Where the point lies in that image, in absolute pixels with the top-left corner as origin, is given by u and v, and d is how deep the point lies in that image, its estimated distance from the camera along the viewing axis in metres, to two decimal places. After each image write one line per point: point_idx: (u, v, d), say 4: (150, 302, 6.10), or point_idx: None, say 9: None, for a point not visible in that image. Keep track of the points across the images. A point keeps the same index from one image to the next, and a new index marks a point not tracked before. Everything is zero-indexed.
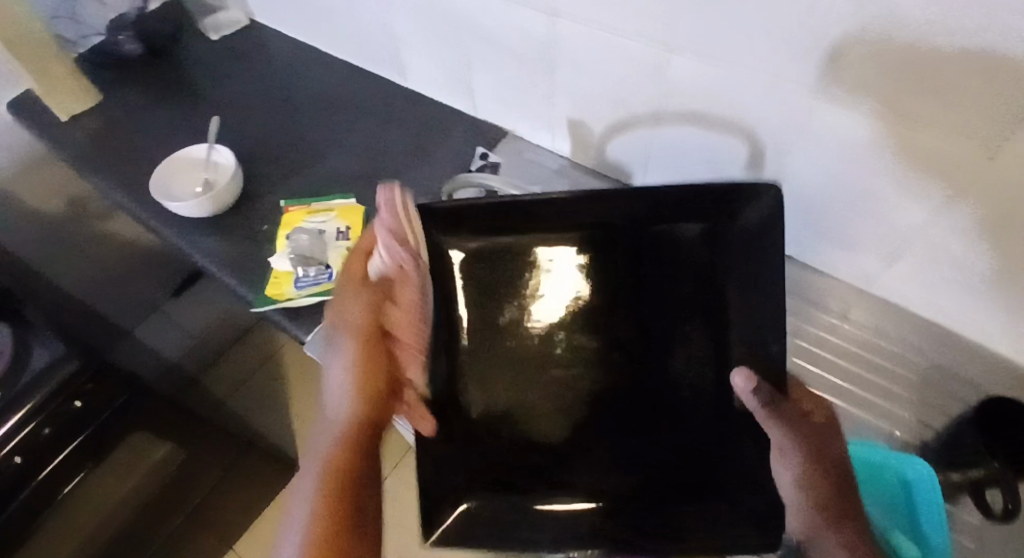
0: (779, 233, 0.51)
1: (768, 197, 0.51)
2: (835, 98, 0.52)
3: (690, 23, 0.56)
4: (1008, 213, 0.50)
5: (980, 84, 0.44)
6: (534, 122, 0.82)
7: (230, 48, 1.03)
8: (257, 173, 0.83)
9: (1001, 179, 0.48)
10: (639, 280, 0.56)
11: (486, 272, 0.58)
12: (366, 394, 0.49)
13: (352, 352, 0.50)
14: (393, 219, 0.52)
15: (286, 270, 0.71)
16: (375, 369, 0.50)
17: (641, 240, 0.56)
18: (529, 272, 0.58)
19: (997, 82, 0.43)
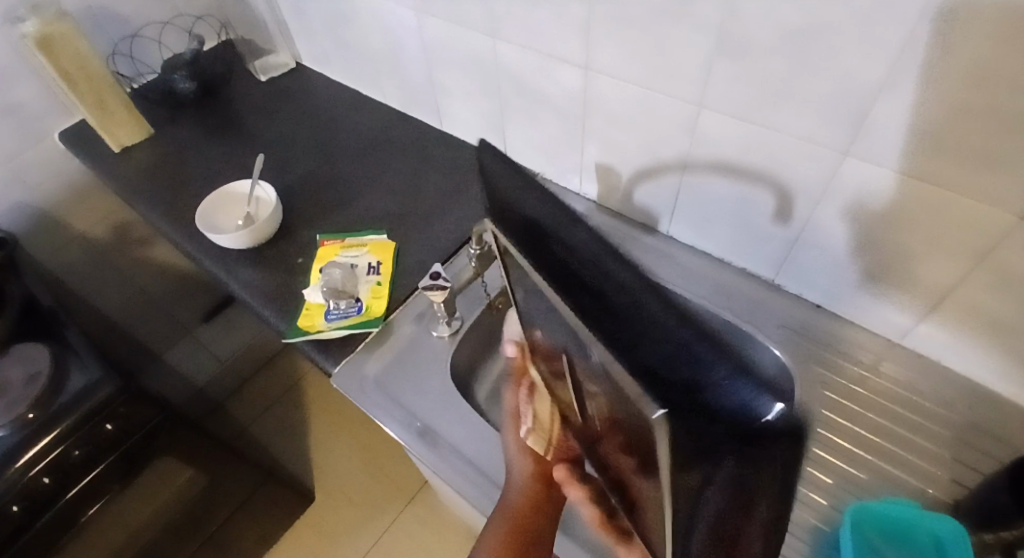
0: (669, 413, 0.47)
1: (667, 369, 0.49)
2: (865, 154, 0.54)
3: (724, 80, 0.58)
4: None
5: (1012, 143, 0.45)
6: (563, 167, 0.85)
7: (276, 90, 1.09)
8: (295, 208, 0.87)
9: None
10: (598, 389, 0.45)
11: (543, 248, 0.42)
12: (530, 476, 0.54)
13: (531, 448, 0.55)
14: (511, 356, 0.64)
15: (318, 302, 0.73)
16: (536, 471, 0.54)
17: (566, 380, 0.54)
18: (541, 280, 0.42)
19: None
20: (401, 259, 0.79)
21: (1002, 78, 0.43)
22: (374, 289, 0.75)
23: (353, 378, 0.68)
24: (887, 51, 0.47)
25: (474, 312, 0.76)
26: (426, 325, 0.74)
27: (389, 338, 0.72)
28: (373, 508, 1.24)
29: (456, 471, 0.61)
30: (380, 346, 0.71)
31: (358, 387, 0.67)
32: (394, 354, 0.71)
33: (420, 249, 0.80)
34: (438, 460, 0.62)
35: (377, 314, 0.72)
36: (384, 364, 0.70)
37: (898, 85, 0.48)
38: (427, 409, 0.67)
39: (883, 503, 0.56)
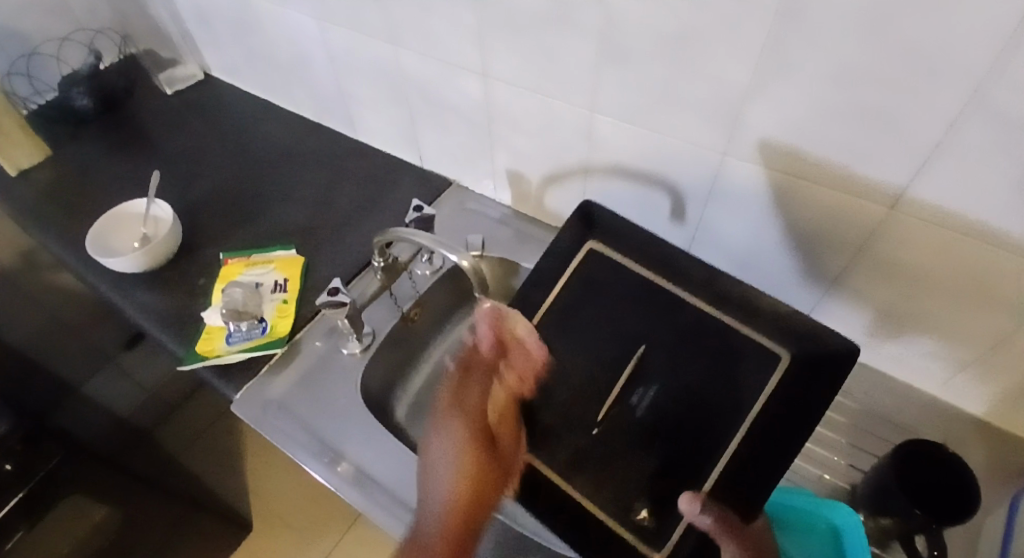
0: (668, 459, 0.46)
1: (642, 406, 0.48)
2: (742, 155, 0.55)
3: (611, 87, 0.59)
4: (925, 258, 0.51)
5: (876, 138, 0.46)
6: (476, 172, 0.84)
7: (185, 103, 1.04)
8: (199, 227, 0.84)
9: (912, 228, 0.50)
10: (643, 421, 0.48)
11: (643, 295, 0.53)
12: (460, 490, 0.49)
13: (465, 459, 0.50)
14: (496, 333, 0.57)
15: (218, 324, 0.70)
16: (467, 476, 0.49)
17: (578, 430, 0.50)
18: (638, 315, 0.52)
19: (897, 135, 0.45)
20: (309, 275, 0.77)
21: (856, 75, 0.44)
22: (279, 307, 0.72)
23: (256, 403, 0.65)
24: (751, 55, 0.48)
25: (387, 325, 0.74)
26: (335, 340, 0.71)
27: (295, 357, 0.69)
28: (313, 535, 1.24)
29: (361, 495, 0.59)
30: (286, 366, 0.68)
31: (259, 412, 0.64)
32: (300, 374, 0.68)
33: (330, 264, 0.78)
34: (343, 484, 0.60)
35: (281, 334, 0.70)
36: (290, 385, 0.67)
37: (766, 87, 0.49)
38: (332, 432, 0.64)
39: (786, 494, 0.57)
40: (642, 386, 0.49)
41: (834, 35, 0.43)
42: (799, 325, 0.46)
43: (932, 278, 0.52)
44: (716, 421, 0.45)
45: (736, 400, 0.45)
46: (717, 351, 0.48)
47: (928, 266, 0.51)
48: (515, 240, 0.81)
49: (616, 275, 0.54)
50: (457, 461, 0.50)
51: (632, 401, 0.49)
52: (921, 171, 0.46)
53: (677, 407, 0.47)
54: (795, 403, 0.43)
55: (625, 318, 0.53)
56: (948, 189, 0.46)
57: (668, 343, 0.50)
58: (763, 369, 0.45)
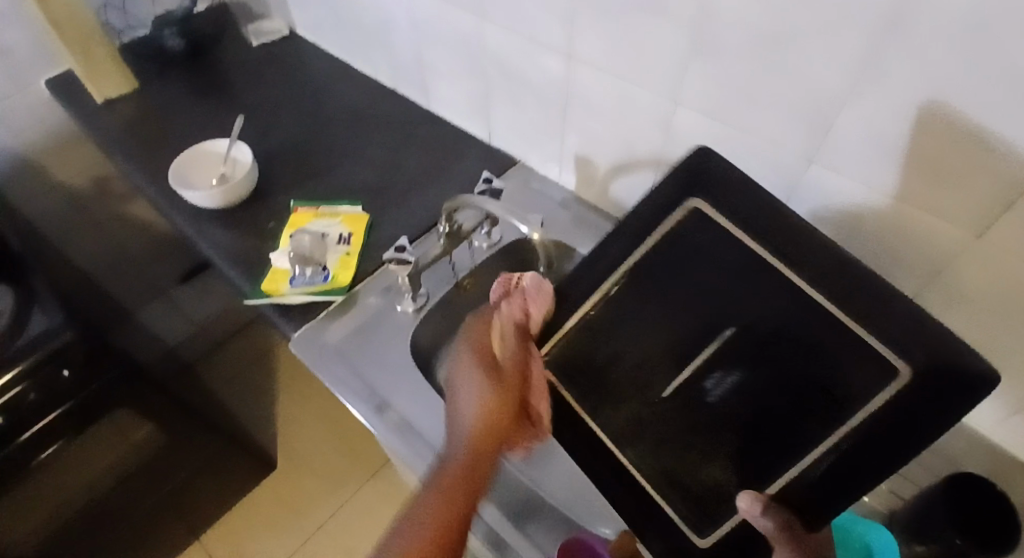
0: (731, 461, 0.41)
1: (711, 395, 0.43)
2: (827, 162, 0.55)
3: (697, 81, 0.60)
4: (1005, 289, 0.50)
5: (967, 162, 0.46)
6: (544, 154, 0.85)
7: (267, 57, 1.08)
8: (272, 174, 0.87)
9: (999, 258, 0.48)
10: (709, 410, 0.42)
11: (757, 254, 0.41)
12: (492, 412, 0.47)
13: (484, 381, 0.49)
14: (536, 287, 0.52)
15: (284, 267, 0.73)
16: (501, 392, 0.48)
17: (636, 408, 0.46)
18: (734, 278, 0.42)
19: (994, 160, 0.44)
20: (372, 232, 0.79)
21: (946, 97, 0.44)
22: (342, 259, 0.75)
23: (312, 345, 0.67)
24: (848, 60, 0.48)
25: (441, 290, 0.75)
26: (391, 299, 0.73)
27: (353, 308, 0.72)
28: (335, 484, 1.26)
29: (404, 444, 0.61)
30: (343, 316, 0.71)
31: (315, 354, 0.67)
32: (356, 325, 0.71)
33: (392, 224, 0.80)
34: (388, 433, 0.62)
35: (342, 284, 0.72)
36: (345, 333, 0.70)
37: (857, 95, 0.49)
38: (382, 383, 0.66)
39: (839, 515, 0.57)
40: (725, 369, 0.42)
41: (931, 50, 0.42)
42: (935, 343, 0.32)
43: (1013, 313, 0.51)
44: (808, 434, 0.38)
45: (829, 419, 0.36)
46: (840, 348, 0.37)
47: (1003, 297, 0.50)
48: (574, 225, 0.82)
49: (721, 239, 0.43)
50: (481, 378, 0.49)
51: (707, 384, 0.43)
52: (1013, 202, 0.45)
53: (755, 401, 0.40)
54: (904, 441, 0.33)
55: (719, 299, 0.43)
56: None
57: (776, 326, 0.40)
58: (872, 391, 0.35)
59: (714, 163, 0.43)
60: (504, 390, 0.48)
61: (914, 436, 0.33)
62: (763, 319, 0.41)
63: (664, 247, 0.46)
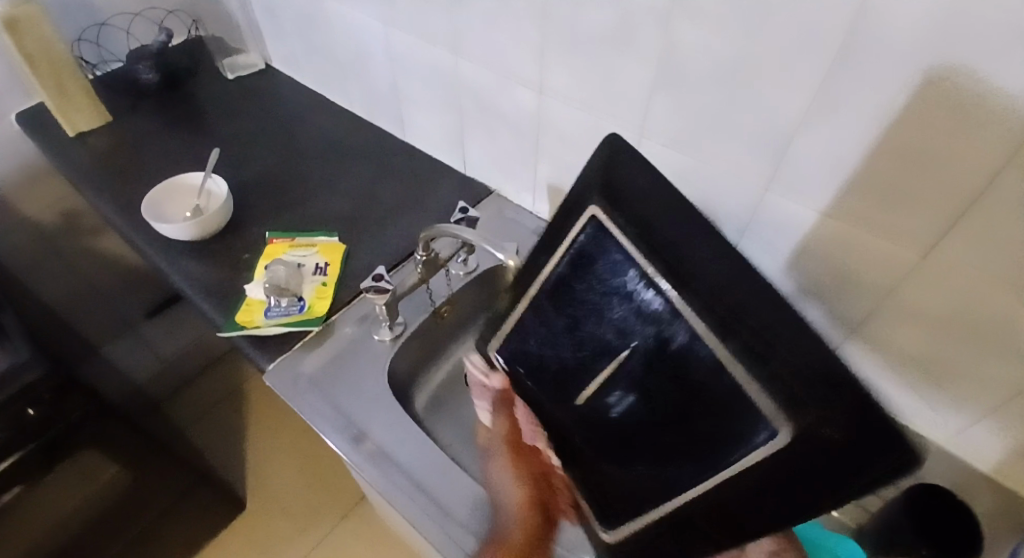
0: (629, 473, 0.47)
1: (616, 410, 0.48)
2: (783, 188, 0.58)
3: (663, 112, 0.63)
4: (955, 304, 0.53)
5: (913, 180, 0.49)
6: (517, 183, 0.87)
7: (242, 90, 1.09)
8: (247, 205, 0.87)
9: (945, 275, 0.52)
10: (617, 428, 0.48)
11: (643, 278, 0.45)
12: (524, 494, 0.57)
13: (506, 468, 0.60)
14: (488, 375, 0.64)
15: (259, 298, 0.73)
16: (521, 472, 0.58)
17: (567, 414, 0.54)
18: (628, 299, 0.47)
19: (941, 177, 0.47)
20: (347, 262, 0.79)
21: (904, 115, 0.47)
22: (318, 289, 0.75)
23: (288, 375, 0.67)
24: (806, 92, 0.51)
25: (418, 318, 0.76)
26: (367, 327, 0.74)
27: (328, 338, 0.72)
28: (309, 521, 1.23)
29: (380, 474, 0.61)
30: (318, 346, 0.71)
31: (290, 385, 0.66)
32: (331, 354, 0.70)
33: (368, 253, 0.81)
34: (364, 463, 0.61)
35: (318, 314, 0.72)
36: (321, 363, 0.69)
37: (816, 123, 0.52)
38: (357, 413, 0.66)
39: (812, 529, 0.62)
40: (624, 391, 0.48)
41: (885, 79, 0.46)
42: (808, 398, 0.36)
43: (962, 327, 0.53)
44: (696, 466, 0.41)
45: (713, 452, 0.40)
46: (718, 390, 0.40)
47: (958, 311, 0.53)
48: None
49: (616, 260, 0.48)
50: (506, 469, 0.59)
51: (613, 400, 0.49)
52: (959, 218, 0.48)
53: (652, 421, 0.45)
54: (774, 480, 0.37)
55: (615, 310, 0.48)
56: (981, 236, 0.48)
57: (655, 353, 0.45)
58: (748, 442, 0.38)
59: (622, 181, 0.49)
60: (523, 466, 0.58)
61: (784, 471, 0.36)
62: (654, 341, 0.45)
63: (582, 265, 0.52)
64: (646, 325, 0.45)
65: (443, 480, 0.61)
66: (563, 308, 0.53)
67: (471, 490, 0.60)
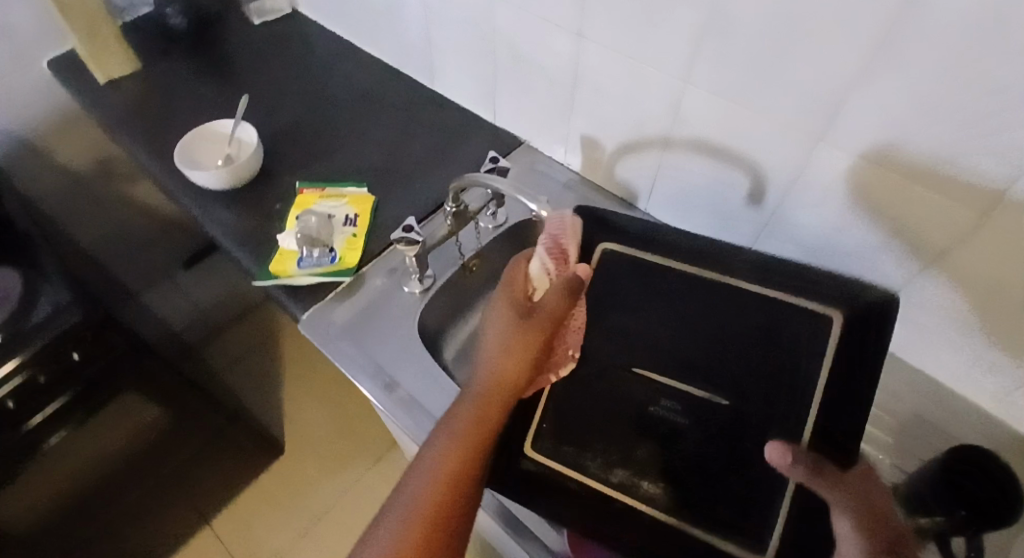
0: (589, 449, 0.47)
1: (661, 408, 0.47)
2: (832, 142, 0.55)
3: (712, 63, 0.59)
4: (993, 275, 0.51)
5: (972, 136, 0.46)
6: (549, 135, 0.84)
7: (270, 36, 1.07)
8: (277, 155, 0.87)
9: (1004, 237, 0.48)
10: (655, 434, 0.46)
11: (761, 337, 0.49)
12: (515, 365, 0.45)
13: (507, 324, 0.47)
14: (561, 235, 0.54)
15: (291, 248, 0.73)
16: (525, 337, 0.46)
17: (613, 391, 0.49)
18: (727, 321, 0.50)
19: (999, 135, 0.44)
20: (377, 213, 0.79)
21: (959, 68, 0.43)
22: (348, 240, 0.75)
23: (321, 324, 0.68)
24: (867, 48, 0.47)
25: (447, 271, 0.76)
26: (397, 279, 0.74)
27: (359, 289, 0.72)
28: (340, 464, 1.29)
29: (412, 423, 0.62)
30: (350, 296, 0.71)
31: (323, 334, 0.67)
32: (363, 305, 0.71)
33: (398, 206, 0.80)
34: (396, 411, 0.63)
35: (350, 265, 0.72)
36: (352, 313, 0.70)
37: (870, 77, 0.49)
38: (388, 363, 0.67)
39: None
40: (683, 412, 0.47)
41: (943, 32, 0.43)
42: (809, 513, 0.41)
43: (1016, 295, 0.51)
44: (702, 470, 0.44)
45: (711, 504, 0.43)
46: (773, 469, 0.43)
47: (989, 280, 0.52)
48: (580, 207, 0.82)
49: (799, 329, 0.48)
50: (506, 327, 0.47)
51: (665, 406, 0.47)
52: (1022, 175, 0.44)
53: (710, 428, 0.45)
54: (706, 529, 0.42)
55: (709, 331, 0.50)
56: None
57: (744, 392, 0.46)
58: (761, 517, 0.42)
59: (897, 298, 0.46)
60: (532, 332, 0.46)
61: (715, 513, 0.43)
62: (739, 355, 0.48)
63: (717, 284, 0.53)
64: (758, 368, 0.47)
65: None
66: (678, 293, 0.53)
67: None
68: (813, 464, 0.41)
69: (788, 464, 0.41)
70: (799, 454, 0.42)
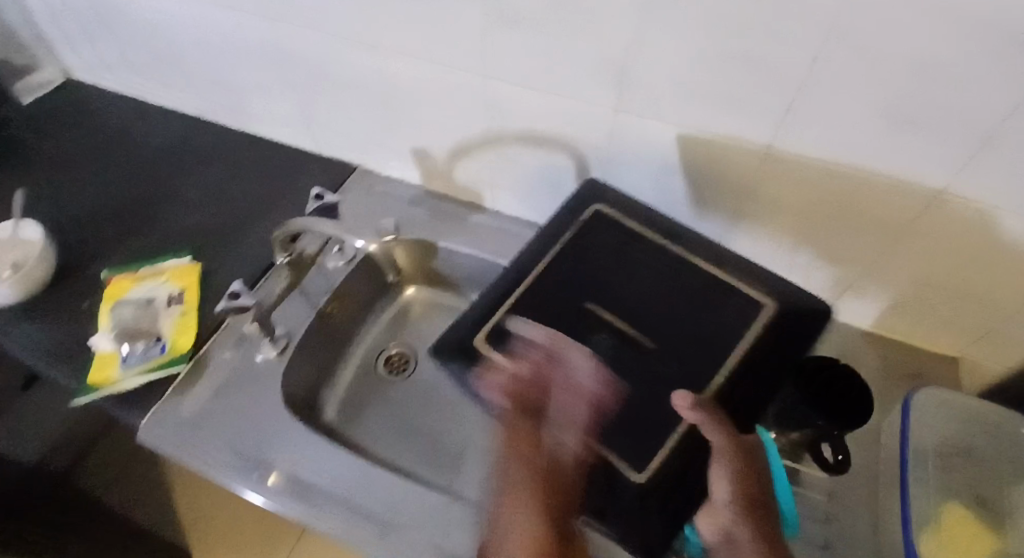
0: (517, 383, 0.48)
1: (606, 336, 0.50)
2: (633, 109, 0.59)
3: (505, 51, 0.59)
4: (849, 201, 0.56)
5: (736, 68, 0.50)
6: (380, 155, 0.80)
7: (45, 112, 0.93)
8: (79, 245, 0.76)
9: (854, 184, 0.55)
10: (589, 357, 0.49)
11: (698, 308, 0.51)
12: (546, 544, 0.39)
13: (525, 496, 0.41)
14: (535, 349, 0.49)
15: (110, 350, 0.65)
16: (548, 510, 0.40)
17: (573, 314, 0.52)
18: (686, 284, 0.53)
19: (763, 66, 0.49)
20: (208, 282, 0.72)
21: (731, 12, 0.46)
22: (178, 322, 0.68)
23: (166, 425, 0.60)
24: (641, 8, 0.49)
25: (302, 324, 0.70)
26: (246, 348, 0.67)
27: (204, 372, 0.65)
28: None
29: (299, 503, 0.56)
30: (195, 383, 0.64)
31: (171, 435, 0.60)
32: (214, 386, 0.64)
33: (230, 268, 0.73)
34: (278, 498, 0.56)
35: (183, 350, 0.65)
36: (203, 401, 0.63)
37: (643, 41, 0.52)
38: (251, 441, 0.60)
39: None
40: (629, 343, 0.49)
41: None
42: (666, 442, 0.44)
43: (832, 208, 0.58)
44: (625, 394, 0.47)
45: (630, 437, 0.45)
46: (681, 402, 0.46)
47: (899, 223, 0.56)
48: (431, 219, 0.79)
49: (727, 312, 0.50)
50: (520, 500, 0.41)
51: (603, 341, 0.50)
52: (802, 84, 0.49)
53: (653, 359, 0.49)
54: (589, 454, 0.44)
55: (667, 291, 0.53)
56: (813, 112, 0.51)
57: (684, 345, 0.49)
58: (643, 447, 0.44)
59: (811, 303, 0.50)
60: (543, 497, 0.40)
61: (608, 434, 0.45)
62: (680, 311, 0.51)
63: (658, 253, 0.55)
64: (705, 324, 0.50)
65: (371, 489, 0.57)
66: (635, 243, 0.56)
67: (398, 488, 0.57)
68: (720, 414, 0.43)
69: (694, 412, 0.43)
70: (704, 405, 0.43)
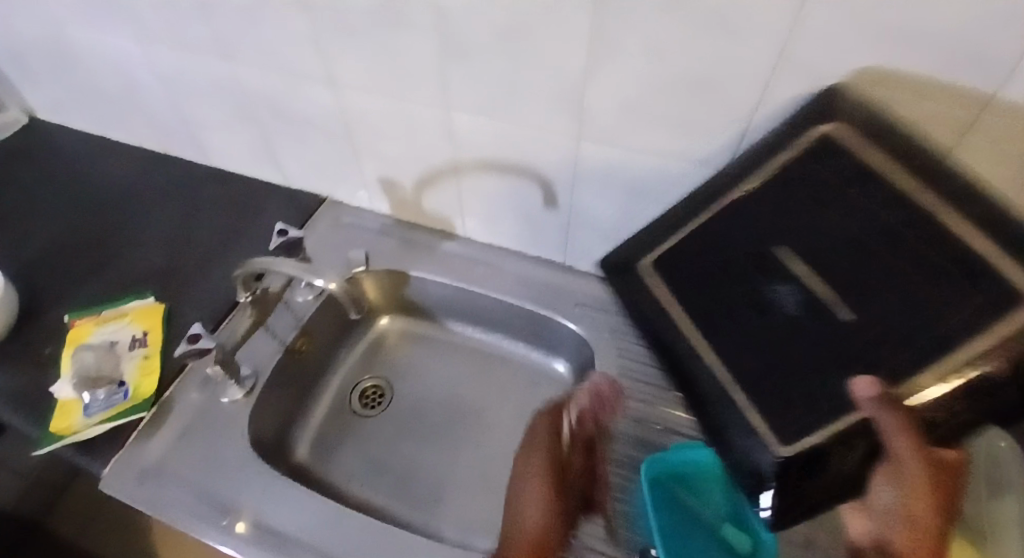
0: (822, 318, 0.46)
1: (789, 287, 0.49)
2: (594, 138, 0.59)
3: (465, 82, 0.59)
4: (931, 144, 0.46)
5: (691, 95, 0.51)
6: (347, 186, 0.80)
7: (7, 153, 0.92)
8: (40, 288, 0.74)
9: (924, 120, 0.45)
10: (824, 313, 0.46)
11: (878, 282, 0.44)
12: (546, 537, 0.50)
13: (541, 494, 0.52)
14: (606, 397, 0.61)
15: (72, 398, 0.63)
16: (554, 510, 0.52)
17: (757, 253, 0.52)
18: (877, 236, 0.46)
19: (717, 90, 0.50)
20: (171, 322, 0.70)
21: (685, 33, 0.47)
22: (141, 365, 0.66)
23: (129, 472, 0.59)
24: (594, 36, 0.50)
25: (270, 363, 0.68)
26: (212, 390, 0.65)
27: (168, 416, 0.63)
28: None
29: (266, 551, 0.54)
30: (158, 429, 0.62)
31: (133, 484, 0.58)
32: (178, 430, 0.63)
33: (195, 306, 0.72)
34: (243, 545, 0.55)
35: (146, 395, 0.64)
36: (167, 446, 0.61)
37: (598, 70, 0.53)
38: (218, 487, 0.59)
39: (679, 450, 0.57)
40: (790, 285, 0.49)
41: (656, 17, 0.47)
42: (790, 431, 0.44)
43: None
44: (879, 345, 0.43)
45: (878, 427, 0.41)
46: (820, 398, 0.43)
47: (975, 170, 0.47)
48: (401, 248, 0.79)
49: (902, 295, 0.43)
50: (543, 501, 0.52)
51: (784, 292, 0.49)
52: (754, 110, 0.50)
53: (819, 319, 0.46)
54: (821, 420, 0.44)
55: (841, 252, 0.47)
56: (770, 133, 0.51)
57: (892, 309, 0.43)
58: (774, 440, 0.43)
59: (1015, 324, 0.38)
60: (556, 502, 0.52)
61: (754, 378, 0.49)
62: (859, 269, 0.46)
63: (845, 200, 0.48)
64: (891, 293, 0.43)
65: (341, 531, 0.56)
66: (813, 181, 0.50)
67: (369, 530, 0.56)
68: (908, 420, 0.39)
69: (874, 406, 0.39)
70: (891, 404, 0.39)
